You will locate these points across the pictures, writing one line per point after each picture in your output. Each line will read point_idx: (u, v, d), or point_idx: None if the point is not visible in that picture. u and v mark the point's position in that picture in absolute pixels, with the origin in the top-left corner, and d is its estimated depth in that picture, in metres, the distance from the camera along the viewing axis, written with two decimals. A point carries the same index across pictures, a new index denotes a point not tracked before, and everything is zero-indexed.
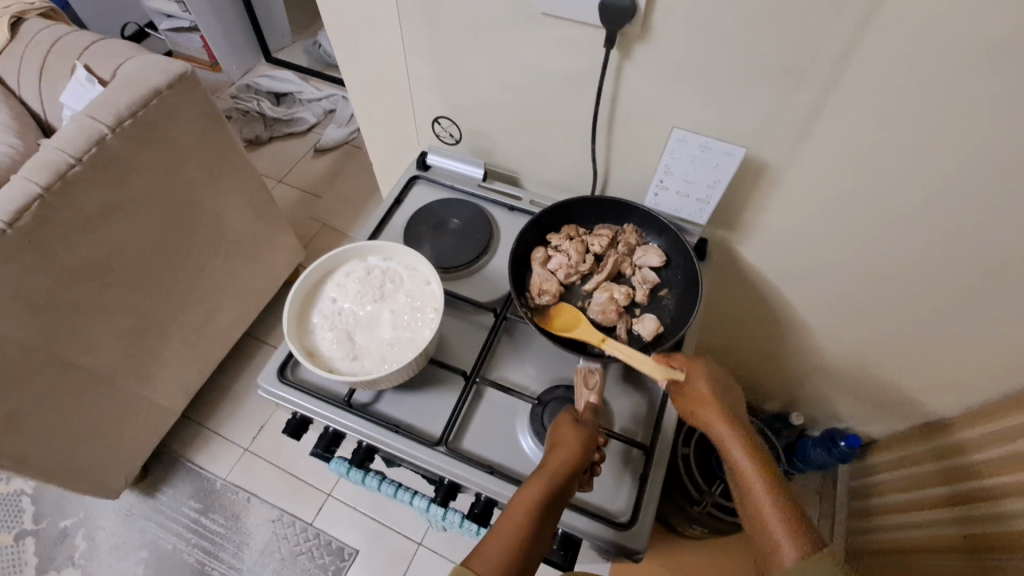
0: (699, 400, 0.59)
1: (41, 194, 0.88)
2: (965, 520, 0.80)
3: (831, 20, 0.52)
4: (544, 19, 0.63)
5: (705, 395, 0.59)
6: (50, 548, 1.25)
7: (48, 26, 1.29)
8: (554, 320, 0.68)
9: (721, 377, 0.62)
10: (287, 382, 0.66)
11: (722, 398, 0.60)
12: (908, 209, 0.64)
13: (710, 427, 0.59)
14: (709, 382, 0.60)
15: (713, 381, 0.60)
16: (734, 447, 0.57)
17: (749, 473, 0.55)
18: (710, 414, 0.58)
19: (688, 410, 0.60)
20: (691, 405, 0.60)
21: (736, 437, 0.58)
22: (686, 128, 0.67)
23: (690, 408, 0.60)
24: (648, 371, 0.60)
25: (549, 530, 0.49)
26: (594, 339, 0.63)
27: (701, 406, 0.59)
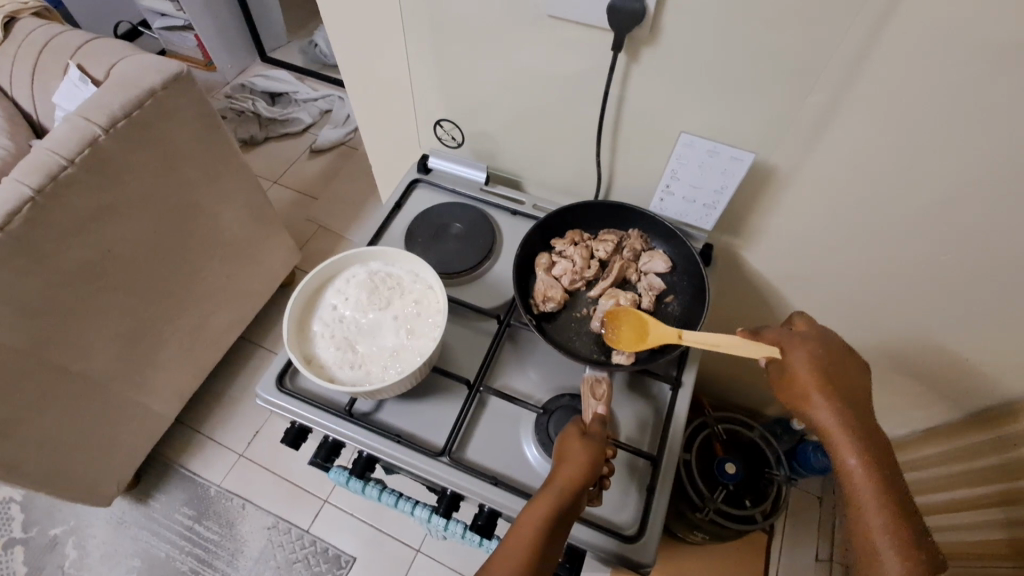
0: (803, 383, 0.57)
1: (33, 197, 0.86)
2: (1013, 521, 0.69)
3: (843, 26, 0.51)
4: (550, 21, 0.62)
5: (813, 383, 0.57)
6: (40, 557, 1.22)
7: (41, 25, 1.27)
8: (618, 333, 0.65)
9: (834, 359, 0.58)
10: (285, 391, 0.64)
11: (829, 381, 0.57)
12: (915, 215, 0.63)
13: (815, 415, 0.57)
14: (813, 369, 0.57)
15: (819, 366, 0.57)
16: (836, 435, 0.55)
17: (857, 470, 0.53)
18: (818, 403, 0.56)
19: (793, 394, 0.58)
20: (799, 391, 0.58)
21: (838, 425, 0.55)
22: (693, 132, 0.66)
23: (796, 395, 0.58)
24: (748, 353, 0.58)
25: (558, 547, 0.48)
26: (670, 335, 0.61)
27: (811, 396, 0.57)
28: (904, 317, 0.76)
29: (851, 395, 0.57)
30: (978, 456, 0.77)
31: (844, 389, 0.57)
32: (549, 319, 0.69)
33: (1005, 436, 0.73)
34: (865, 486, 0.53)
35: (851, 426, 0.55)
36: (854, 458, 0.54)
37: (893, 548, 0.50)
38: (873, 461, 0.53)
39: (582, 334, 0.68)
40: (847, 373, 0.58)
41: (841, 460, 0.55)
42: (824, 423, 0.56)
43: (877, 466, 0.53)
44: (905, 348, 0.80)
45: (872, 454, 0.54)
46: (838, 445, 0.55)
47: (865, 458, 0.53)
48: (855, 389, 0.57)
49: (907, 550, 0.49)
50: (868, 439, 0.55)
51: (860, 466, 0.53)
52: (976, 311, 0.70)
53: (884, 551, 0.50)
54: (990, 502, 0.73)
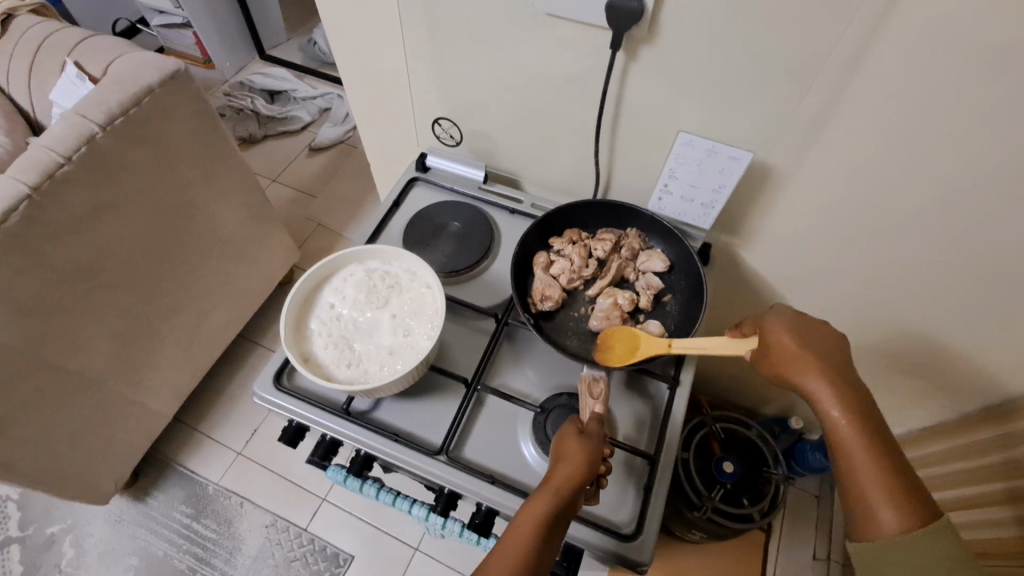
0: (784, 349, 0.55)
1: (29, 195, 0.85)
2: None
3: (840, 25, 0.51)
4: (548, 19, 0.62)
5: (792, 347, 0.54)
6: (37, 555, 1.22)
7: (38, 22, 1.26)
8: (610, 350, 0.63)
9: (807, 321, 0.56)
10: (282, 390, 0.64)
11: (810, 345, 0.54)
12: (912, 215, 0.64)
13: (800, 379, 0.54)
14: (788, 332, 0.55)
15: (795, 328, 0.55)
16: (824, 397, 0.52)
17: (843, 426, 0.51)
18: (797, 365, 0.54)
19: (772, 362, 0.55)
20: (777, 357, 0.55)
21: (825, 387, 0.53)
22: (692, 131, 0.66)
23: (774, 358, 0.55)
24: (727, 352, 0.58)
25: (555, 543, 0.48)
26: (662, 347, 0.60)
27: (789, 358, 0.54)
28: (902, 317, 0.76)
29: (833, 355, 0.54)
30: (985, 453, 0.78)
31: (823, 346, 0.54)
32: (547, 318, 0.69)
33: (1010, 434, 0.74)
34: (855, 443, 0.50)
35: (837, 386, 0.52)
36: (838, 412, 0.52)
37: (889, 505, 0.48)
38: (860, 416, 0.51)
39: (580, 334, 0.68)
40: (824, 335, 0.55)
41: (827, 417, 0.52)
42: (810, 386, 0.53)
43: (864, 420, 0.51)
44: (900, 347, 0.80)
45: (859, 409, 0.51)
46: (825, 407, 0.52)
47: (851, 412, 0.51)
48: (836, 349, 0.55)
49: (901, 504, 0.48)
50: (854, 395, 0.52)
51: (846, 421, 0.51)
52: (974, 311, 0.70)
53: (878, 507, 0.48)
54: (999, 501, 0.75)
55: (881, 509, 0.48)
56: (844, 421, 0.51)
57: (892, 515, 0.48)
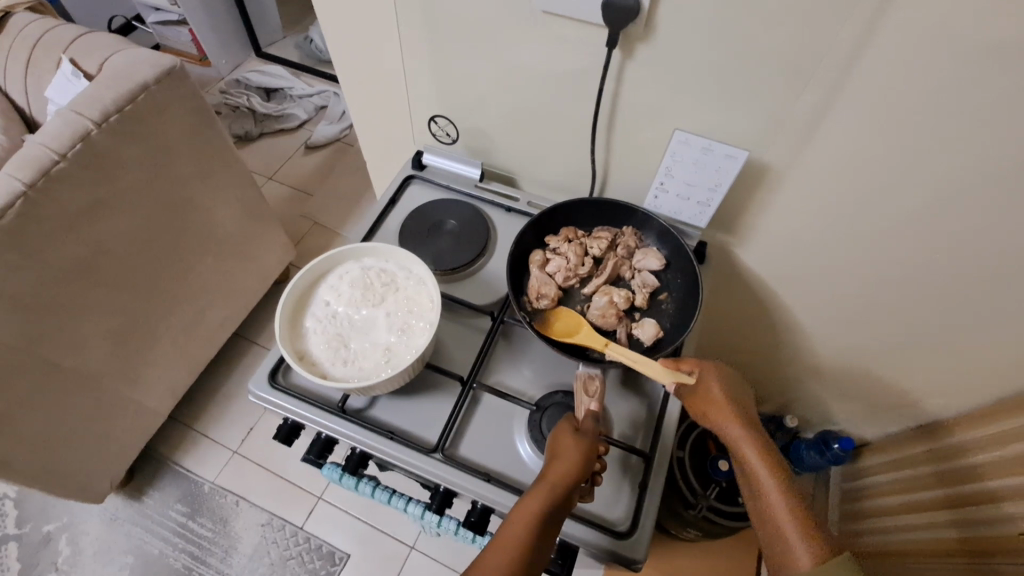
0: (711, 400, 0.58)
1: (24, 192, 0.85)
2: (965, 524, 0.78)
3: (837, 23, 0.51)
4: (545, 17, 0.62)
5: (718, 397, 0.58)
6: (32, 554, 1.22)
7: (33, 18, 1.26)
8: (554, 325, 0.66)
9: (733, 378, 0.61)
10: (278, 388, 0.64)
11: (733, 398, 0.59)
12: (907, 214, 0.64)
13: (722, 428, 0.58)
14: (722, 384, 0.59)
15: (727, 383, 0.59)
16: (745, 446, 0.57)
17: (763, 475, 0.55)
18: (726, 417, 0.57)
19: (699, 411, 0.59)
20: (703, 407, 0.59)
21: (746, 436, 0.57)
22: (688, 129, 0.66)
23: (703, 409, 0.59)
24: (655, 376, 0.58)
25: (550, 542, 0.48)
26: (598, 344, 0.62)
27: (718, 408, 0.58)
28: (898, 316, 0.76)
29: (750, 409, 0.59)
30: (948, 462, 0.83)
31: (743, 403, 0.59)
32: None
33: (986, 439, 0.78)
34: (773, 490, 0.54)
35: (756, 435, 0.57)
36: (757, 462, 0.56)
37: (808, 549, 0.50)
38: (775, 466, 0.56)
39: None
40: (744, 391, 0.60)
41: (747, 467, 0.57)
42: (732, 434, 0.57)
43: (776, 467, 0.55)
44: (896, 345, 0.81)
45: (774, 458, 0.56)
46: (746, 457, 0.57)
47: (770, 460, 0.56)
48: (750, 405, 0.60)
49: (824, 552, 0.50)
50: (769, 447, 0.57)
51: (761, 465, 0.56)
52: (969, 309, 0.70)
53: (799, 551, 0.50)
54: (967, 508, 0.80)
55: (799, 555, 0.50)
56: (764, 470, 0.55)
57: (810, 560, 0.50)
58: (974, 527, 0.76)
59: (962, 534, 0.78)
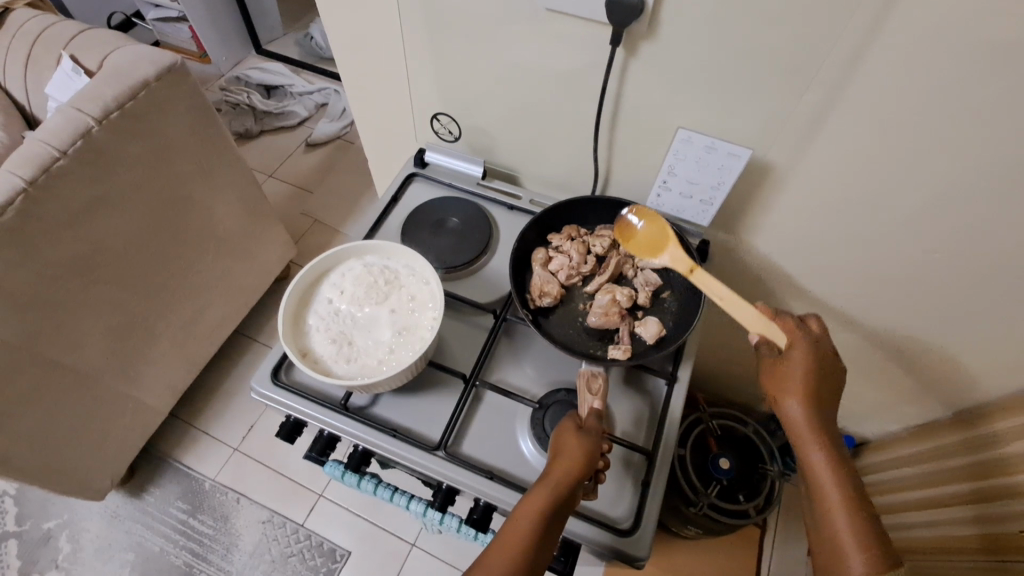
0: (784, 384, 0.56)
1: (25, 188, 0.84)
2: (984, 518, 0.71)
3: (840, 22, 0.51)
4: (548, 14, 0.62)
5: (794, 381, 0.55)
6: (33, 551, 1.22)
7: (32, 14, 1.25)
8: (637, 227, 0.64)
9: (826, 354, 0.57)
10: (281, 385, 0.64)
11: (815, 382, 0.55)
12: (909, 213, 0.64)
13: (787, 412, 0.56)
14: (806, 367, 0.55)
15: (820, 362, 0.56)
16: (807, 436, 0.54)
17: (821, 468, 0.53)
18: (794, 405, 0.55)
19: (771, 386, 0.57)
20: (776, 388, 0.56)
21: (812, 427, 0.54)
22: (690, 128, 0.66)
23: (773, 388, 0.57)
24: (746, 322, 0.55)
25: (553, 541, 0.48)
26: (683, 266, 0.58)
27: (788, 393, 0.55)
28: (898, 315, 0.77)
29: (827, 395, 0.55)
30: (953, 457, 0.79)
31: (824, 386, 0.56)
32: (545, 314, 0.69)
33: (987, 434, 0.74)
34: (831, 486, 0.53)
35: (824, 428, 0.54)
36: (819, 457, 0.54)
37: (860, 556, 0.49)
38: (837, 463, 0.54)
39: (578, 330, 0.68)
40: (830, 374, 0.56)
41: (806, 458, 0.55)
42: (798, 422, 0.55)
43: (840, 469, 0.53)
44: (896, 344, 0.81)
45: (839, 455, 0.54)
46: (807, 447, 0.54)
47: (830, 456, 0.54)
48: (833, 390, 0.56)
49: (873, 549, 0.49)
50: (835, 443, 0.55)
51: (822, 460, 0.53)
52: (970, 308, 0.70)
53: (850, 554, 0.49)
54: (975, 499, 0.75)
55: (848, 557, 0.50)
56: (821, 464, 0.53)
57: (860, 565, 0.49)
58: (992, 523, 0.70)
59: (982, 529, 0.71)
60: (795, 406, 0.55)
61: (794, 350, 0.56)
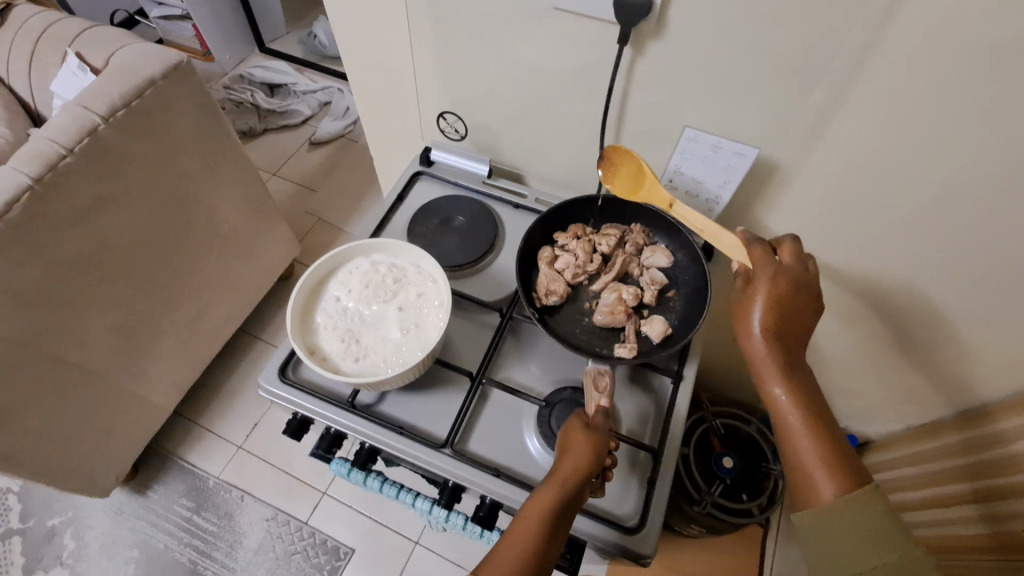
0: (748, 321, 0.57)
1: (31, 186, 0.85)
2: (991, 517, 0.70)
3: (849, 22, 0.51)
4: (556, 13, 0.62)
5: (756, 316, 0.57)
6: (38, 548, 1.22)
7: (38, 11, 1.25)
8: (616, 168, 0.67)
9: (792, 286, 0.57)
10: (288, 382, 0.64)
11: (777, 316, 0.56)
12: (915, 213, 0.64)
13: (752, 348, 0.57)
14: (768, 303, 0.56)
15: (784, 296, 0.57)
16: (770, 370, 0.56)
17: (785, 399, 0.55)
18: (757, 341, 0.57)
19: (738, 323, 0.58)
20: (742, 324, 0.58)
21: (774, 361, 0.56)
22: (697, 127, 0.66)
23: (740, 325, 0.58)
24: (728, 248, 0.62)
25: (561, 535, 0.49)
26: (661, 203, 0.65)
27: (751, 329, 0.57)
28: (904, 315, 0.77)
29: (791, 329, 0.57)
30: (954, 457, 0.79)
31: (789, 320, 0.57)
32: (551, 312, 0.69)
33: (991, 435, 0.74)
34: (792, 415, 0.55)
35: (786, 360, 0.56)
36: (781, 392, 0.55)
37: (826, 475, 0.52)
38: (801, 393, 0.55)
39: (584, 328, 0.68)
40: (796, 307, 0.57)
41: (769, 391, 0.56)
42: (761, 357, 0.56)
43: (804, 397, 0.55)
44: (901, 344, 0.81)
45: (802, 389, 0.55)
46: (770, 381, 0.56)
47: (791, 387, 0.55)
48: (797, 323, 0.57)
49: (837, 470, 0.52)
50: (798, 374, 0.56)
51: (786, 393, 0.55)
52: (975, 308, 0.70)
53: (817, 474, 0.52)
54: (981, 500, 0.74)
55: (817, 478, 0.52)
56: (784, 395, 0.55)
57: (827, 484, 0.51)
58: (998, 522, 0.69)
59: (989, 528, 0.70)
60: (757, 342, 0.57)
61: (759, 285, 0.57)
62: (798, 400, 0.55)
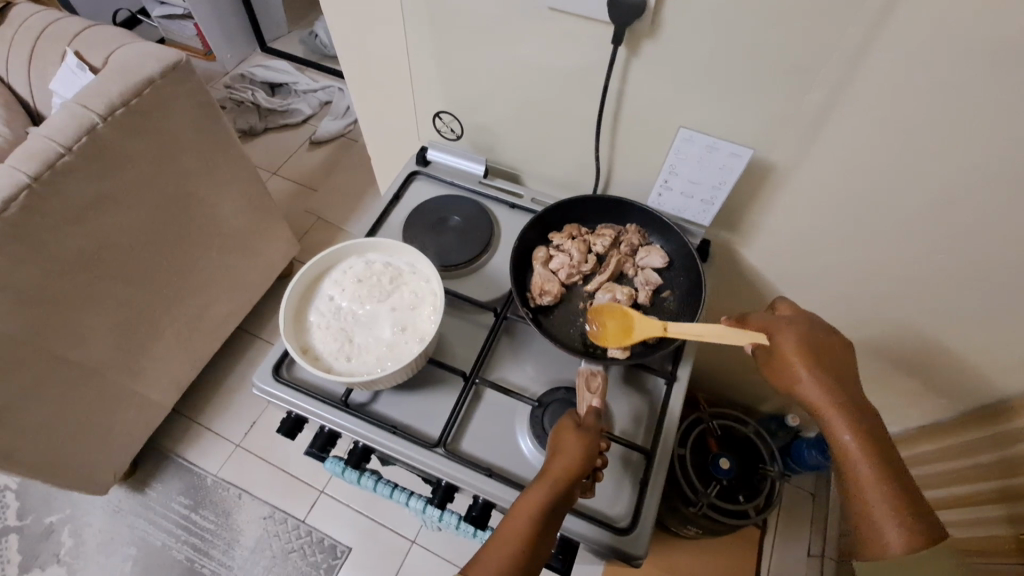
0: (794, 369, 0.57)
1: (29, 184, 0.85)
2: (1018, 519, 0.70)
3: (842, 22, 0.51)
4: (550, 13, 0.62)
5: (802, 366, 0.57)
6: (36, 545, 1.23)
7: (38, 10, 1.26)
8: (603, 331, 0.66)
9: (820, 336, 0.59)
10: (281, 381, 0.64)
11: (825, 365, 0.57)
12: (910, 214, 0.64)
13: (807, 397, 0.57)
14: (806, 352, 0.57)
15: (818, 357, 0.57)
16: (835, 418, 0.55)
17: (850, 448, 0.55)
18: (813, 388, 0.56)
19: (782, 375, 0.58)
20: (787, 374, 0.58)
21: (836, 409, 0.55)
22: (692, 127, 0.66)
23: (783, 377, 0.58)
24: (739, 342, 0.59)
25: (551, 537, 0.49)
26: (656, 330, 0.62)
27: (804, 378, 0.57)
28: (900, 316, 0.77)
29: (842, 375, 0.57)
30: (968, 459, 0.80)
31: (836, 365, 0.57)
32: (545, 312, 0.69)
33: (1003, 434, 0.74)
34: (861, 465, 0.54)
35: (848, 405, 0.56)
36: (849, 437, 0.55)
37: (896, 525, 0.52)
38: (869, 440, 0.54)
39: (578, 328, 0.68)
40: (836, 354, 0.58)
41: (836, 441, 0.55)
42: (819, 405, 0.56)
43: (872, 444, 0.54)
44: (898, 345, 0.80)
45: (870, 434, 0.55)
46: (836, 431, 0.55)
47: (858, 434, 0.55)
48: (846, 370, 0.57)
49: (908, 520, 0.52)
50: (861, 418, 0.55)
51: (853, 443, 0.54)
52: (972, 309, 0.70)
53: (887, 523, 0.52)
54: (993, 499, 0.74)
55: (887, 529, 0.52)
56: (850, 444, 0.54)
57: (897, 533, 0.52)
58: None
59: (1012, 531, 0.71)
60: (811, 391, 0.56)
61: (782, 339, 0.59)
62: (863, 443, 0.54)
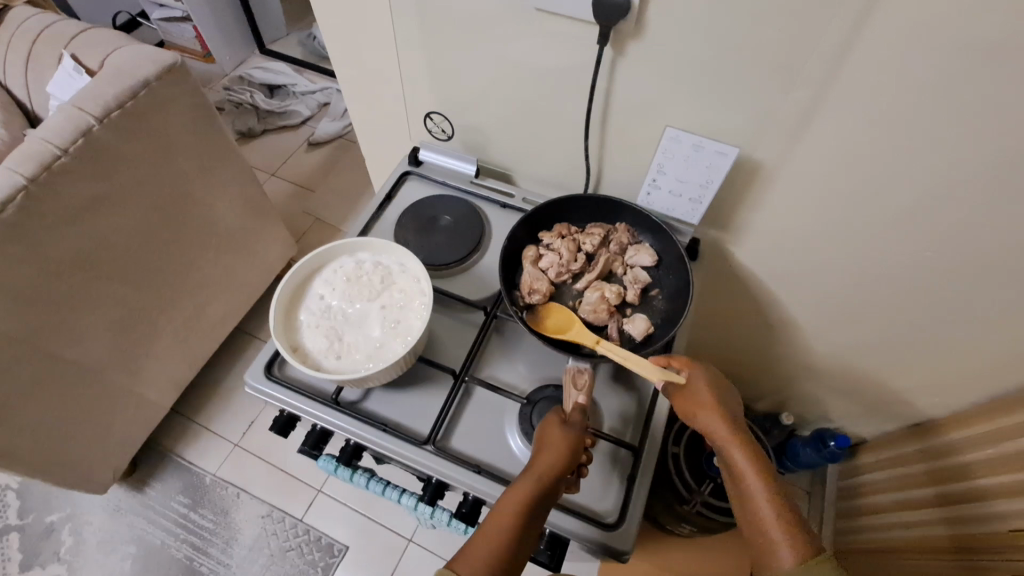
0: (697, 400, 0.58)
1: (26, 185, 0.86)
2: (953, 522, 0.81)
3: (824, 19, 0.51)
4: (537, 13, 0.62)
5: (702, 395, 0.58)
6: (36, 544, 1.24)
7: (35, 14, 1.27)
8: (544, 320, 0.66)
9: (717, 376, 0.61)
10: (274, 379, 0.65)
11: (719, 397, 0.59)
12: (896, 211, 0.64)
13: (705, 426, 0.58)
14: (708, 384, 0.59)
15: (713, 385, 0.59)
16: (730, 444, 0.56)
17: (746, 471, 0.55)
18: (711, 416, 0.57)
19: (685, 407, 0.59)
20: (689, 406, 0.59)
21: (731, 436, 0.57)
22: (679, 127, 0.67)
23: (688, 408, 0.59)
24: (644, 372, 0.59)
25: (536, 531, 0.49)
26: (588, 341, 0.63)
27: (701, 407, 0.58)
28: (889, 313, 0.77)
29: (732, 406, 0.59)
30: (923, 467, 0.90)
31: (727, 398, 0.59)
32: None
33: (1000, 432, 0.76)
34: (754, 484, 0.54)
35: (740, 433, 0.57)
36: (743, 462, 0.55)
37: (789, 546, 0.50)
38: (757, 461, 0.55)
39: None
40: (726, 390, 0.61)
41: (734, 468, 0.56)
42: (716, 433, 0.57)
43: (762, 467, 0.55)
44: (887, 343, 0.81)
45: (760, 459, 0.56)
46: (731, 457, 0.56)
47: (751, 458, 0.55)
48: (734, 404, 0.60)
49: (799, 539, 0.50)
50: (752, 444, 0.57)
51: (747, 465, 0.55)
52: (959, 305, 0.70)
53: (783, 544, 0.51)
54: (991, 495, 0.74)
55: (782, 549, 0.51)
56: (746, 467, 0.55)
57: (789, 552, 0.50)
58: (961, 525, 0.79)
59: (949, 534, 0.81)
60: (709, 419, 0.57)
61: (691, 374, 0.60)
62: (756, 468, 0.55)
